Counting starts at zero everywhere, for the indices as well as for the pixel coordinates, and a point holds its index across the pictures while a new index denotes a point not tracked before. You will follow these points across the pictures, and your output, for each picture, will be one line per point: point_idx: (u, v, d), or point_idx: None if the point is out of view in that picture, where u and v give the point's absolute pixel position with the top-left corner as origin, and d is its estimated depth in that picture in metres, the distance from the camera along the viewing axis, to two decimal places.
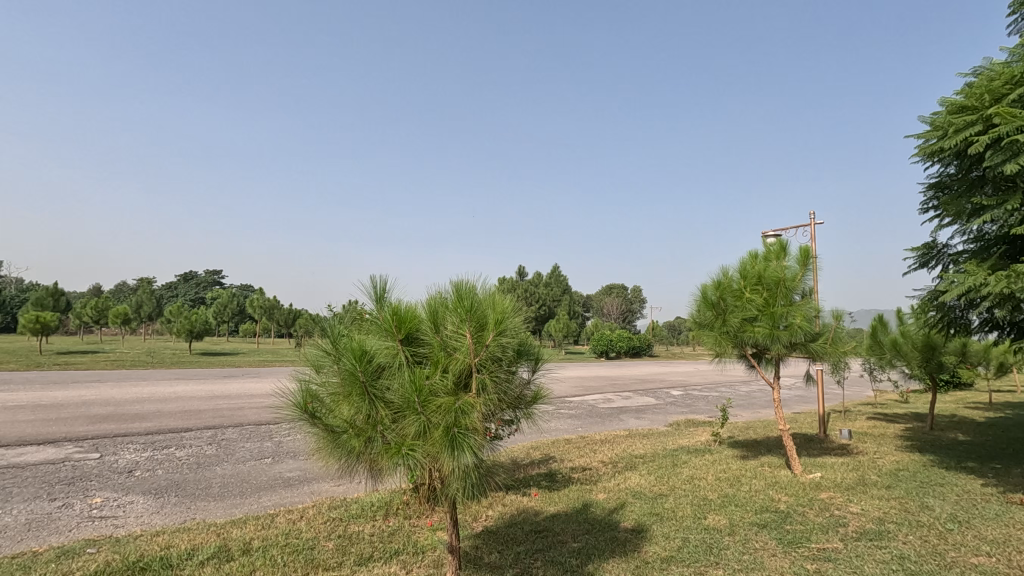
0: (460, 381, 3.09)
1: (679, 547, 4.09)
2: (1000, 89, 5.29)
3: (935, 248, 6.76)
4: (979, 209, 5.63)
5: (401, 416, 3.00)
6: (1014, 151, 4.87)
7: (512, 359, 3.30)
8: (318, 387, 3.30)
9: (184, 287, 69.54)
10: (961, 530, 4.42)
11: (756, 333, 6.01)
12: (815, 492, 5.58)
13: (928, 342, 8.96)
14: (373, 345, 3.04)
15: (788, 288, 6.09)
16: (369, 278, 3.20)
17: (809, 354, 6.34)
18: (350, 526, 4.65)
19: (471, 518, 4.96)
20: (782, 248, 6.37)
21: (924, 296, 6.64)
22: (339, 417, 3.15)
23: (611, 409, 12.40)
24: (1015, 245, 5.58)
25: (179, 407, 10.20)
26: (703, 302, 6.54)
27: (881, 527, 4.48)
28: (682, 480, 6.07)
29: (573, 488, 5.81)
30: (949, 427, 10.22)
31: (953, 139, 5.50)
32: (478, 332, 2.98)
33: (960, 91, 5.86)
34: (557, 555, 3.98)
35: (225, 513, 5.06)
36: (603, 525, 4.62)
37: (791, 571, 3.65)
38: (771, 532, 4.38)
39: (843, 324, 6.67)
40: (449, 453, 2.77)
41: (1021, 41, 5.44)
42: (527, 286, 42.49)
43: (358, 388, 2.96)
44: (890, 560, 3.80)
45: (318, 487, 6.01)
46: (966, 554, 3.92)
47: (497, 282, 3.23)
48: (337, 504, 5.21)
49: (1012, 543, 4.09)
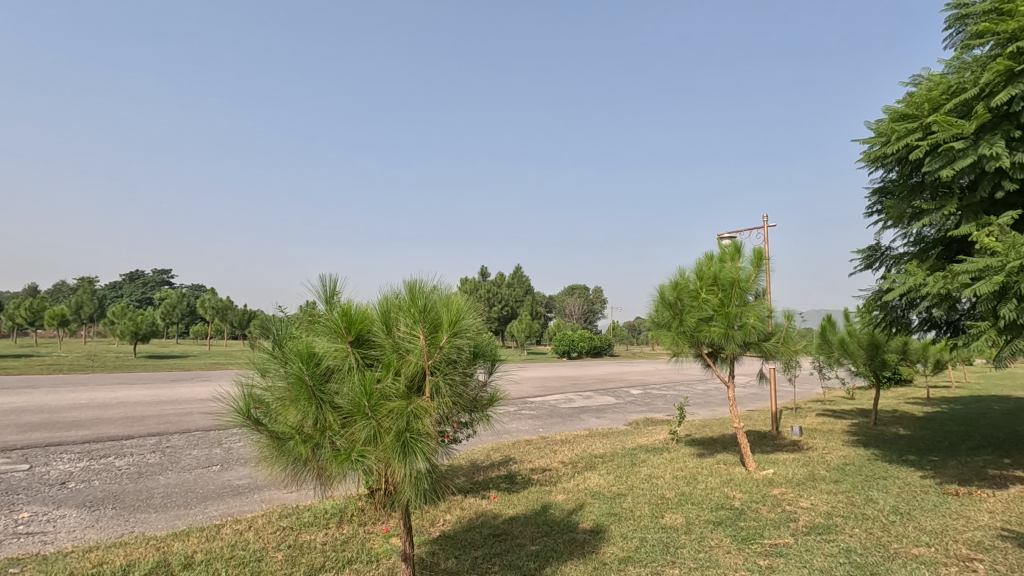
0: (413, 384, 3.00)
1: (637, 547, 4.10)
2: (939, 98, 5.55)
3: (880, 250, 7.05)
4: (918, 213, 5.89)
5: (351, 421, 2.88)
6: (951, 158, 5.12)
7: (468, 361, 3.23)
8: (263, 392, 3.13)
9: (130, 287, 66.31)
10: (903, 521, 4.60)
11: (711, 333, 6.12)
12: (767, 488, 5.72)
13: (872, 341, 9.34)
14: (321, 346, 2.91)
15: (742, 288, 6.21)
16: (318, 277, 3.09)
17: (762, 354, 6.51)
18: (302, 535, 4.46)
19: (428, 523, 4.84)
20: (737, 248, 6.49)
21: (868, 295, 6.91)
22: (285, 423, 2.99)
23: (572, 408, 12.47)
24: (951, 248, 5.88)
25: (120, 413, 9.67)
26: (661, 303, 6.62)
27: (829, 521, 4.62)
28: (640, 479, 6.12)
29: (533, 490, 5.78)
30: (891, 422, 10.72)
31: (896, 145, 5.73)
32: (432, 334, 2.90)
33: (902, 101, 6.13)
34: (514, 559, 3.92)
35: (166, 524, 4.79)
36: (562, 526, 4.60)
37: (744, 569, 3.69)
38: (725, 529, 4.45)
39: (794, 323, 6.86)
40: (400, 458, 2.68)
41: (957, 54, 5.73)
42: (488, 287, 42.50)
43: (305, 393, 2.81)
44: (838, 554, 3.91)
45: (268, 495, 5.78)
46: (908, 545, 4.06)
47: (454, 283, 3.15)
48: (287, 513, 5.00)
49: (949, 534, 4.27)
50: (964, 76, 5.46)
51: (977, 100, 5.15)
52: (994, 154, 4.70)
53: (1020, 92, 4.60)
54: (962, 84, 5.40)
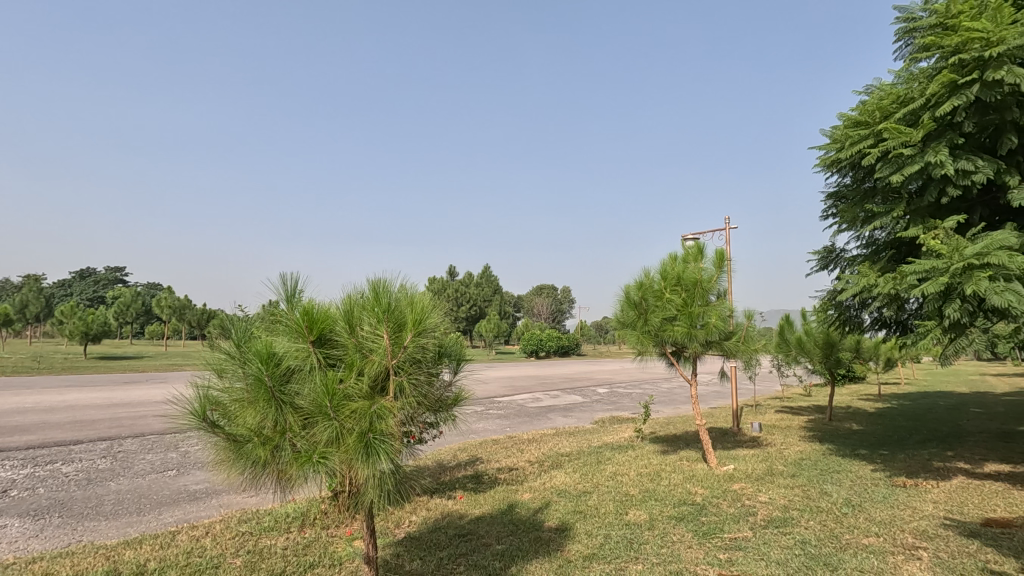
0: (377, 384, 2.96)
1: (601, 544, 4.14)
2: (889, 107, 5.80)
3: (835, 252, 7.32)
4: (870, 217, 6.14)
5: (312, 422, 2.83)
6: (900, 164, 5.35)
7: (433, 361, 3.22)
8: (220, 393, 3.03)
9: (81, 286, 63.44)
10: (854, 513, 4.79)
11: (675, 332, 6.25)
12: (728, 484, 5.87)
13: (828, 340, 9.69)
14: (281, 346, 2.84)
15: (705, 288, 6.37)
16: (279, 276, 3.02)
17: (723, 353, 6.67)
18: (262, 540, 4.35)
19: (393, 525, 4.79)
20: (700, 249, 6.63)
21: (824, 296, 7.16)
22: (243, 425, 2.90)
23: (539, 408, 12.54)
24: (900, 251, 6.15)
25: (68, 417, 9.23)
26: (626, 302, 6.70)
27: (786, 515, 4.77)
28: (605, 477, 6.19)
29: (500, 489, 5.78)
30: (845, 419, 11.15)
31: (850, 151, 5.95)
32: (396, 333, 2.87)
33: (855, 109, 6.38)
34: (480, 559, 3.91)
35: (118, 532, 4.60)
36: (527, 525, 4.61)
37: (705, 563, 3.77)
38: (687, 525, 4.54)
39: (753, 323, 7.06)
40: (363, 459, 2.63)
41: (906, 65, 6.00)
42: (456, 287, 42.36)
43: (264, 394, 2.73)
44: (794, 546, 4.03)
45: (228, 500, 5.62)
46: (858, 536, 4.23)
47: (419, 283, 3.12)
48: (247, 517, 4.87)
49: (897, 524, 4.47)
50: (912, 87, 5.71)
51: (924, 110, 5.39)
52: (939, 162, 4.93)
53: (963, 103, 4.82)
54: (910, 94, 5.65)
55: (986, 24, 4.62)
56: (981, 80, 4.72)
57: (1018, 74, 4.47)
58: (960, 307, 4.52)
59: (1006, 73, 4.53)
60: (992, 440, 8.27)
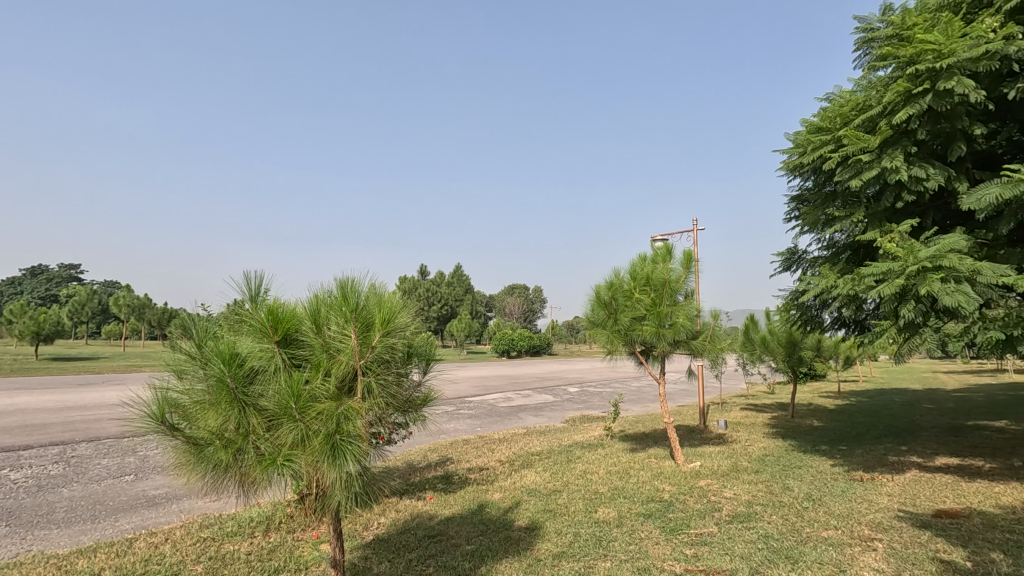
0: (344, 386, 2.91)
1: (570, 543, 4.17)
2: (849, 114, 6.01)
3: (797, 253, 7.54)
4: (831, 220, 6.34)
5: (277, 424, 2.76)
6: (859, 169, 5.54)
7: (402, 361, 3.19)
8: (180, 395, 2.92)
9: (32, 284, 60.66)
10: (815, 507, 4.94)
11: (644, 332, 6.34)
12: (695, 480, 5.98)
13: (790, 339, 9.97)
14: (244, 347, 2.77)
15: (673, 288, 6.49)
16: (244, 275, 2.96)
17: (690, 352, 6.79)
18: (224, 546, 4.23)
19: (361, 527, 4.72)
20: (668, 251, 6.74)
21: (787, 296, 7.37)
22: (204, 428, 2.81)
23: (510, 407, 12.55)
24: (858, 253, 6.38)
25: (16, 422, 8.81)
26: (597, 302, 6.76)
27: (750, 510, 4.89)
28: (575, 475, 6.24)
29: (470, 489, 5.76)
30: (807, 415, 11.49)
31: (812, 155, 6.14)
32: (364, 333, 2.83)
33: (817, 115, 6.59)
34: (450, 560, 3.89)
35: (71, 541, 4.41)
36: (497, 525, 4.60)
37: (671, 558, 3.83)
38: (655, 521, 4.61)
39: (719, 322, 7.21)
40: (328, 462, 2.58)
41: (864, 74, 6.22)
42: (427, 287, 42.07)
43: (226, 396, 2.66)
44: (757, 540, 4.14)
45: (189, 505, 5.46)
46: (818, 529, 4.36)
47: (387, 282, 3.09)
48: (209, 523, 4.73)
49: (855, 516, 4.63)
50: (871, 94, 5.91)
51: (881, 117, 5.59)
52: (895, 168, 5.12)
53: (917, 111, 5.01)
54: (868, 102, 5.86)
55: (938, 36, 4.82)
56: (934, 89, 4.91)
57: (967, 84, 4.66)
58: (915, 307, 4.70)
59: (955, 84, 4.72)
60: (942, 434, 8.64)
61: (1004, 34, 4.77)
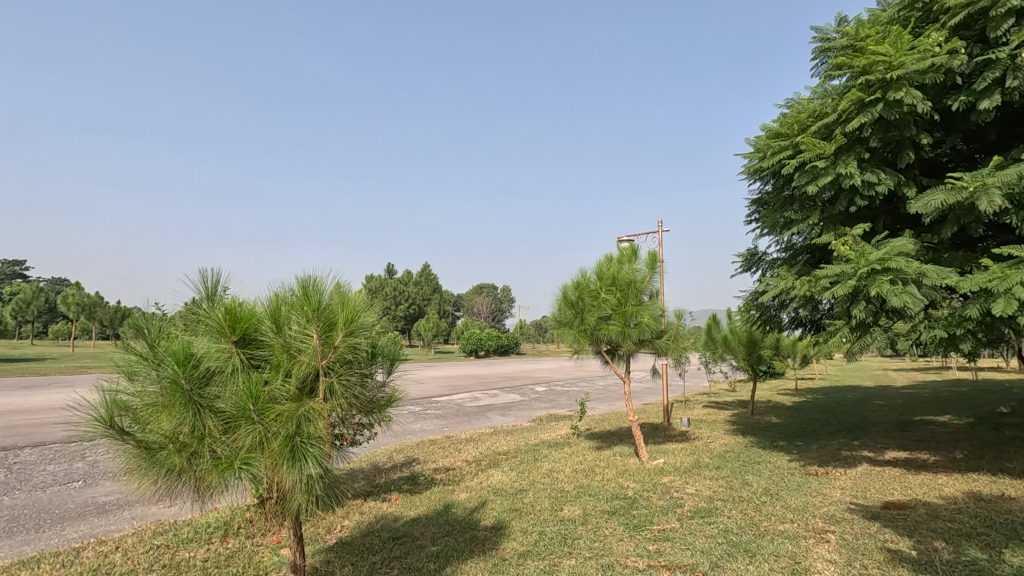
0: (306, 386, 2.84)
1: (536, 541, 4.18)
2: (806, 121, 6.22)
3: (756, 255, 7.76)
4: (789, 223, 6.55)
5: (234, 427, 2.68)
6: (815, 175, 5.73)
7: (366, 361, 3.14)
8: (131, 398, 2.80)
9: None
10: (772, 501, 5.09)
11: (610, 331, 6.43)
12: (658, 477, 6.10)
13: (750, 338, 10.26)
14: (200, 347, 2.69)
15: (638, 288, 6.59)
16: (201, 273, 2.88)
17: (655, 351, 6.91)
18: (179, 553, 4.09)
19: (324, 530, 4.63)
20: (633, 251, 6.83)
21: (747, 297, 7.57)
22: (157, 431, 2.71)
23: (477, 407, 12.52)
24: (815, 255, 6.61)
25: None
26: (564, 302, 6.79)
27: (711, 505, 5.01)
28: (542, 474, 6.27)
29: (436, 490, 5.72)
30: (766, 412, 11.84)
31: (772, 160, 6.32)
32: (326, 333, 2.77)
33: (776, 121, 6.80)
34: (415, 562, 3.85)
35: (12, 552, 4.19)
36: (463, 525, 4.59)
37: (635, 554, 3.89)
38: (619, 518, 4.67)
39: (683, 322, 7.35)
40: (288, 464, 2.52)
41: (821, 82, 6.45)
42: (394, 286, 41.60)
43: (181, 398, 2.57)
44: (717, 535, 4.24)
45: (141, 512, 5.25)
46: (775, 522, 4.50)
47: (350, 281, 3.04)
48: (163, 529, 4.56)
49: (810, 510, 4.79)
50: (827, 102, 6.13)
51: (836, 124, 5.80)
52: (849, 174, 5.32)
53: (869, 120, 5.22)
54: (824, 110, 6.07)
55: (889, 48, 5.03)
56: (885, 99, 5.13)
57: (915, 95, 4.89)
58: (866, 307, 4.90)
59: (905, 94, 4.93)
60: (891, 429, 9.04)
61: (949, 48, 5.01)
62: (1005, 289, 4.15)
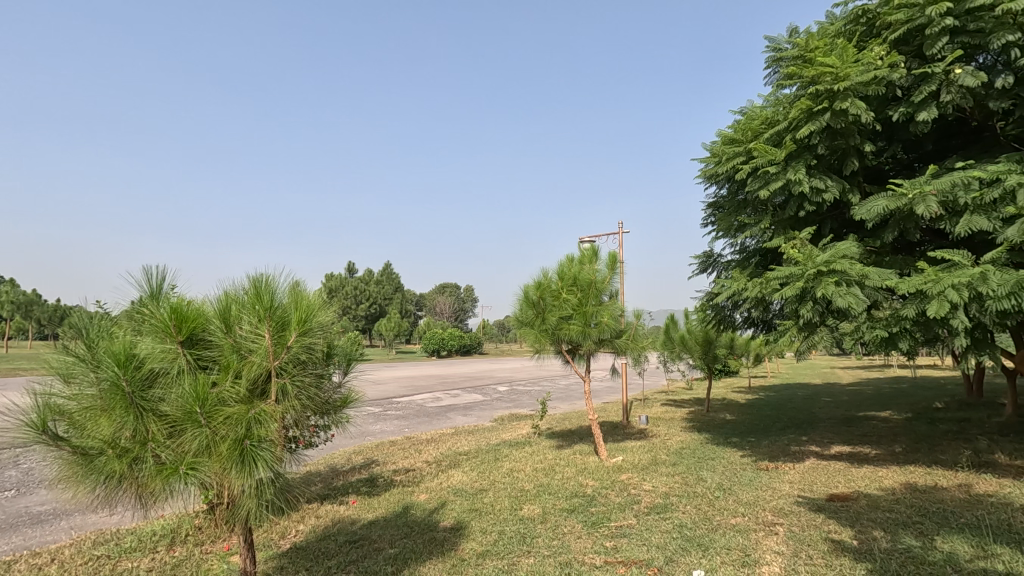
0: (256, 388, 2.76)
1: (495, 541, 4.19)
2: (759, 128, 6.44)
3: (712, 257, 7.99)
4: (742, 226, 6.76)
5: (179, 431, 2.57)
6: (767, 180, 5.94)
7: (321, 361, 3.07)
8: (67, 401, 2.67)
9: None
10: (725, 496, 5.25)
11: (570, 331, 6.50)
12: (616, 474, 6.19)
13: (706, 337, 10.55)
14: (144, 348, 2.58)
15: (598, 289, 6.68)
16: (145, 270, 2.76)
17: (614, 350, 7.01)
18: (121, 564, 3.90)
19: (277, 536, 4.51)
20: (594, 252, 6.92)
21: (703, 297, 7.78)
22: (96, 437, 2.58)
23: (439, 407, 12.43)
24: (766, 257, 6.85)
25: None
26: (525, 302, 6.82)
27: (666, 501, 5.12)
28: (502, 474, 6.27)
29: (395, 491, 5.65)
30: (721, 410, 12.21)
31: (726, 165, 6.52)
32: (279, 333, 2.70)
33: (730, 127, 7.02)
34: (371, 565, 3.79)
35: None
36: (422, 526, 4.55)
37: (592, 551, 3.94)
38: (578, 516, 4.73)
39: (642, 322, 7.50)
40: (237, 469, 2.43)
41: (772, 91, 6.69)
42: (355, 285, 40.89)
43: (121, 401, 2.46)
44: (672, 530, 4.34)
45: (80, 521, 4.99)
46: (728, 517, 4.63)
47: (304, 280, 2.96)
48: (103, 539, 4.34)
49: (760, 503, 4.96)
50: (778, 110, 6.36)
51: (787, 132, 6.02)
52: (798, 179, 5.53)
53: (817, 128, 5.44)
54: (776, 117, 6.30)
55: (836, 60, 5.25)
56: (831, 109, 5.35)
57: (859, 105, 5.12)
58: (813, 307, 5.10)
59: (850, 104, 5.16)
60: (837, 425, 9.46)
61: (890, 62, 5.27)
62: (939, 290, 4.39)
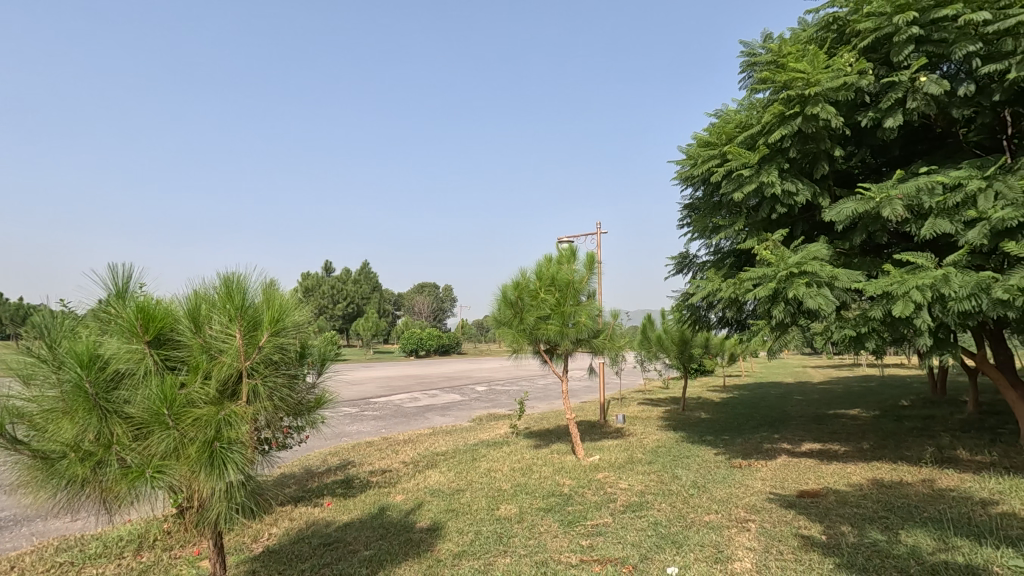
0: (226, 389, 2.70)
1: (471, 541, 4.18)
2: (733, 131, 6.54)
3: (688, 258, 8.09)
4: (717, 227, 6.86)
5: (146, 433, 2.50)
6: (741, 182, 6.03)
7: (293, 361, 3.03)
8: (27, 404, 2.58)
9: None
10: (699, 493, 5.32)
11: (548, 331, 6.52)
12: (593, 473, 6.23)
13: (682, 337, 10.69)
14: (108, 348, 2.50)
15: (576, 289, 6.71)
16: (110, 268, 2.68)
17: (592, 349, 7.05)
18: (85, 571, 3.78)
19: (249, 539, 4.42)
20: (572, 252, 6.95)
21: (679, 298, 7.87)
22: (57, 440, 2.49)
23: (416, 407, 12.36)
24: (740, 258, 6.96)
25: None
26: (503, 302, 6.81)
27: (642, 499, 5.17)
28: (479, 474, 6.26)
29: (371, 492, 5.59)
30: (696, 409, 12.38)
31: (702, 167, 6.61)
32: (250, 333, 2.65)
33: (706, 130, 7.12)
34: (346, 567, 3.75)
35: None
36: (399, 527, 4.52)
37: (568, 550, 3.95)
38: (554, 515, 4.75)
39: (619, 322, 7.56)
40: (206, 472, 2.37)
41: (747, 95, 6.81)
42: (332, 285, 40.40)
43: (84, 403, 2.38)
44: (647, 527, 4.39)
45: (43, 527, 4.83)
46: (702, 514, 4.70)
47: (277, 279, 2.91)
48: (66, 546, 4.21)
49: (733, 500, 5.04)
50: (752, 114, 6.47)
51: (760, 135, 6.13)
52: (771, 182, 5.63)
53: (789, 132, 5.55)
54: (750, 121, 6.41)
55: (807, 66, 5.37)
56: (803, 113, 5.46)
57: (830, 111, 5.24)
58: (784, 307, 5.20)
59: (821, 109, 5.27)
60: (808, 422, 9.67)
61: (860, 68, 5.41)
62: (905, 291, 4.52)
